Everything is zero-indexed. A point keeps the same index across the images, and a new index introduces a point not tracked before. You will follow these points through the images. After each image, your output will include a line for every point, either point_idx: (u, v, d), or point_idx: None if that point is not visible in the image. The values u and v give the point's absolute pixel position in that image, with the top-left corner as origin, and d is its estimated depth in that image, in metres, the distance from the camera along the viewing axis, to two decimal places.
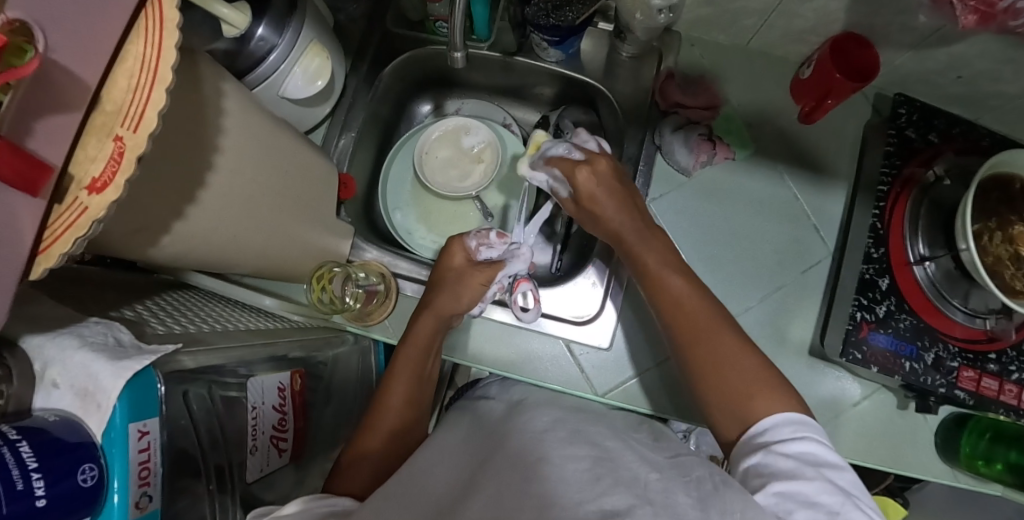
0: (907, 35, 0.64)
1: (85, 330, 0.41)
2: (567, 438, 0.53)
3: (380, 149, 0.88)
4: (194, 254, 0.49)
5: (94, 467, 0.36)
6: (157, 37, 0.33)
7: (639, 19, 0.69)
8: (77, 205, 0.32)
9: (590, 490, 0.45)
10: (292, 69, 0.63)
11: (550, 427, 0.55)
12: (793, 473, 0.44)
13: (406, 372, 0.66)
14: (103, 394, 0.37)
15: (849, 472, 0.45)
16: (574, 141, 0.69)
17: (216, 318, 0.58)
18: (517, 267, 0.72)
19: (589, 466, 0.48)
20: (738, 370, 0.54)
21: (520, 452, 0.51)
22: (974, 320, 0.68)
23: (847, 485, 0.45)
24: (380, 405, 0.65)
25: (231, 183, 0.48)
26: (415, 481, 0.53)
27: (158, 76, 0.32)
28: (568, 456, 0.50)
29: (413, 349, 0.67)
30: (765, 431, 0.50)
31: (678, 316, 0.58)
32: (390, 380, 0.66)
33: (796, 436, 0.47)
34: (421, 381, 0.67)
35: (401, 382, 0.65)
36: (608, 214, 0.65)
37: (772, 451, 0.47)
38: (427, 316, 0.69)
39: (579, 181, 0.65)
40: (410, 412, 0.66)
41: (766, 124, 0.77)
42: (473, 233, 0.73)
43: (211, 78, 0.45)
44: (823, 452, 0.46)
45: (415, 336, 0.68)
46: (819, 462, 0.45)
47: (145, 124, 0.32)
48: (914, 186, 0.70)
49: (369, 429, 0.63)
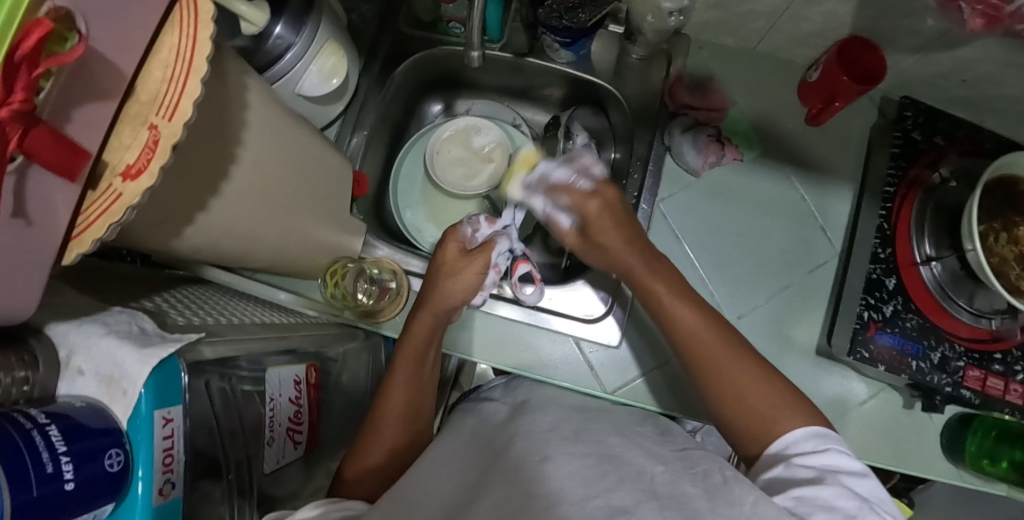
0: (913, 39, 0.65)
1: (109, 319, 0.42)
2: (570, 436, 0.53)
3: (390, 148, 0.89)
4: (215, 246, 0.50)
5: (120, 452, 0.36)
6: (192, 29, 0.34)
7: (650, 21, 0.70)
8: (112, 192, 0.33)
9: (594, 484, 0.45)
10: (308, 67, 0.64)
11: (555, 427, 0.56)
12: (812, 480, 0.44)
13: (404, 374, 0.65)
14: (129, 381, 0.38)
15: (869, 481, 0.46)
16: (576, 164, 0.72)
17: (230, 312, 0.58)
18: (503, 243, 0.75)
19: (593, 462, 0.48)
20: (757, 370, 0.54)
21: (531, 454, 0.51)
22: (979, 320, 0.69)
23: (867, 493, 0.45)
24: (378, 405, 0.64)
25: (253, 176, 0.49)
26: (423, 484, 0.53)
27: (193, 66, 0.33)
28: (572, 453, 0.50)
29: (412, 348, 0.66)
30: (783, 443, 0.50)
31: (680, 313, 0.59)
32: (390, 385, 0.65)
33: (816, 450, 0.48)
34: (420, 384, 0.66)
35: (402, 388, 0.65)
36: (615, 252, 0.66)
37: (791, 463, 0.47)
38: (423, 317, 0.68)
39: (590, 213, 0.67)
40: (413, 417, 0.65)
41: (773, 127, 0.78)
42: (466, 221, 0.76)
43: (235, 73, 0.45)
44: (843, 464, 0.46)
45: (416, 338, 0.67)
46: (839, 472, 0.46)
47: (179, 113, 0.33)
48: (920, 187, 0.71)
49: (372, 434, 0.63)
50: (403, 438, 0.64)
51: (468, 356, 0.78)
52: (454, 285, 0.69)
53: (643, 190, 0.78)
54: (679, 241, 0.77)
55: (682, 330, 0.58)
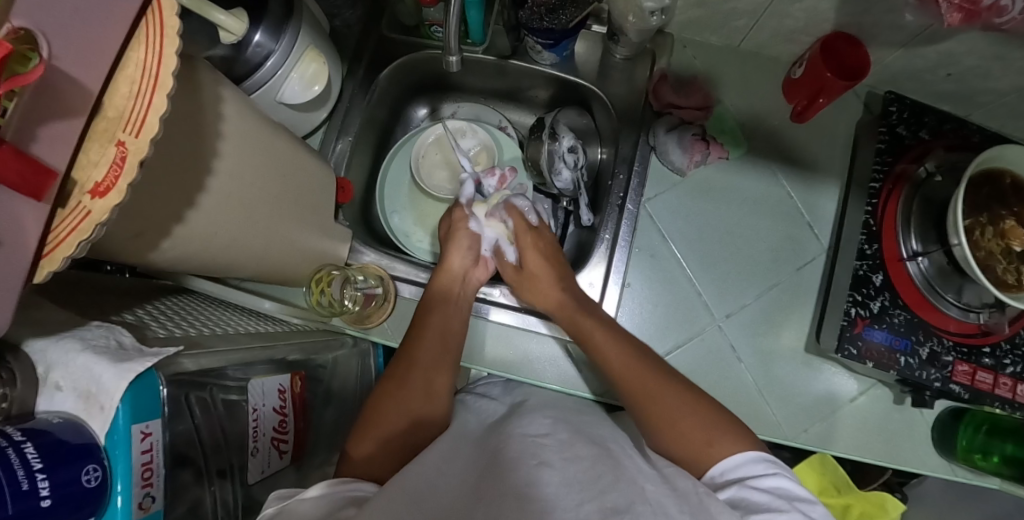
0: (897, 34, 0.65)
1: (86, 334, 0.41)
2: (568, 443, 0.55)
3: (377, 152, 0.89)
4: (194, 258, 0.50)
5: (98, 468, 0.36)
6: (158, 43, 0.34)
7: (632, 21, 0.70)
8: (81, 210, 0.33)
9: (591, 489, 0.47)
10: (289, 74, 0.64)
11: (551, 431, 0.57)
12: (770, 506, 0.47)
13: (432, 329, 0.67)
14: (105, 396, 0.38)
15: (817, 507, 0.49)
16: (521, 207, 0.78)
17: (215, 322, 0.58)
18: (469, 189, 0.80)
19: (590, 469, 0.51)
20: (682, 395, 0.58)
21: (521, 454, 0.52)
22: (968, 314, 0.69)
23: (816, 518, 0.48)
24: (392, 385, 0.62)
25: (231, 189, 0.49)
26: (424, 476, 0.52)
27: (160, 82, 0.33)
28: (569, 458, 0.52)
29: (434, 301, 0.70)
30: (723, 467, 0.52)
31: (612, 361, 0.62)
32: (412, 341, 0.66)
33: (768, 471, 0.51)
34: (439, 368, 0.64)
35: (430, 339, 0.66)
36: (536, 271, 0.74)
37: (745, 485, 0.49)
38: (439, 309, 0.69)
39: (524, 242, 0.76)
40: (439, 375, 0.64)
41: (759, 125, 0.78)
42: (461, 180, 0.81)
43: (209, 83, 0.45)
44: (794, 488, 0.49)
45: (436, 293, 0.71)
46: (791, 496, 0.49)
47: (146, 129, 0.33)
48: (906, 182, 0.70)
49: (374, 420, 0.59)
50: (408, 423, 0.60)
51: (478, 364, 0.77)
52: (450, 265, 0.74)
53: (629, 191, 0.78)
54: (666, 242, 0.76)
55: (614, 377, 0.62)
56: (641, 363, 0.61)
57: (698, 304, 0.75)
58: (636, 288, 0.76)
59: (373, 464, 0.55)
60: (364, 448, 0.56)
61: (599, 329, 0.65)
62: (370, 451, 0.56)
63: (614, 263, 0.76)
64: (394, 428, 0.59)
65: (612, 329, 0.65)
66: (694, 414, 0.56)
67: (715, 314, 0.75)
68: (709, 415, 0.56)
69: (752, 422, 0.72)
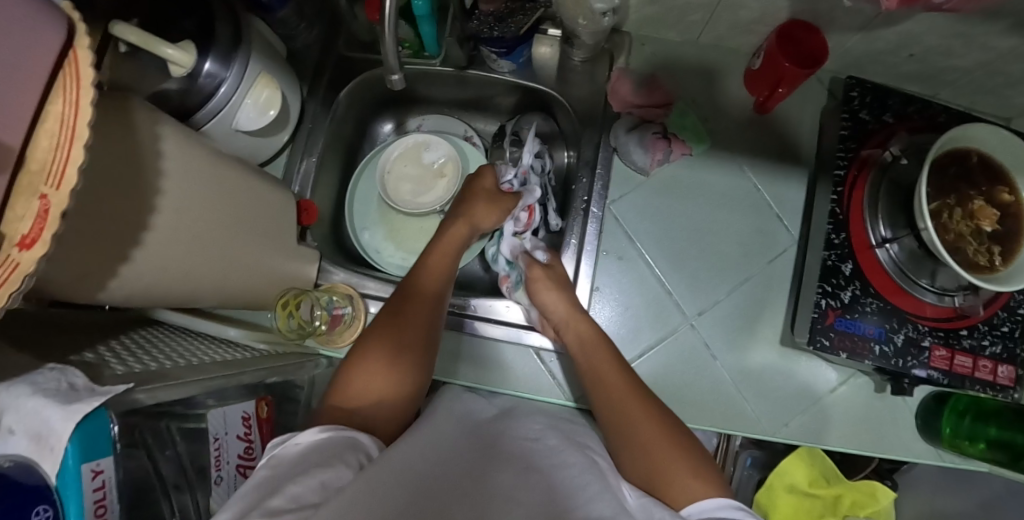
0: (853, 18, 0.63)
1: (38, 378, 0.42)
2: (557, 445, 0.55)
3: (344, 169, 0.89)
4: (150, 292, 0.51)
5: (49, 508, 0.38)
6: (74, 96, 0.35)
7: (583, 24, 0.69)
8: (9, 263, 0.34)
9: (580, 496, 0.49)
10: (242, 101, 0.65)
11: (542, 435, 0.57)
12: None
13: (432, 274, 0.68)
14: (55, 437, 0.39)
15: None
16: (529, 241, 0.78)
17: (182, 352, 0.59)
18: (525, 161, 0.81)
19: (578, 473, 0.51)
20: (664, 439, 0.56)
21: (515, 455, 0.53)
22: (942, 299, 0.67)
23: None
24: (393, 317, 0.62)
25: (177, 224, 0.50)
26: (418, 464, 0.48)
27: (76, 133, 0.34)
28: (557, 464, 0.52)
29: (440, 256, 0.71)
30: (700, 507, 0.50)
31: (608, 397, 0.61)
32: (415, 282, 0.67)
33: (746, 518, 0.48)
34: (409, 349, 0.59)
35: (428, 283, 0.67)
36: (551, 305, 0.70)
37: None
38: (415, 305, 0.64)
39: (534, 276, 0.73)
40: (433, 316, 0.64)
41: (721, 119, 0.77)
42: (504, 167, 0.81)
43: (146, 124, 0.46)
44: None
45: (442, 247, 0.72)
46: None
47: (67, 181, 0.34)
48: (871, 166, 0.69)
49: (363, 354, 0.57)
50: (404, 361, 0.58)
51: (452, 378, 0.77)
52: (431, 271, 0.69)
53: (593, 193, 0.78)
54: (633, 243, 0.76)
55: (601, 405, 0.61)
56: (643, 397, 0.60)
57: (670, 305, 0.74)
58: (607, 291, 0.75)
59: (365, 401, 0.54)
60: (354, 385, 0.55)
61: (604, 360, 0.64)
62: (358, 395, 0.54)
63: (582, 266, 0.76)
64: (386, 364, 0.57)
65: (608, 364, 0.64)
66: (674, 457, 0.54)
67: (687, 312, 0.74)
68: (689, 457, 0.55)
69: (731, 421, 0.72)
